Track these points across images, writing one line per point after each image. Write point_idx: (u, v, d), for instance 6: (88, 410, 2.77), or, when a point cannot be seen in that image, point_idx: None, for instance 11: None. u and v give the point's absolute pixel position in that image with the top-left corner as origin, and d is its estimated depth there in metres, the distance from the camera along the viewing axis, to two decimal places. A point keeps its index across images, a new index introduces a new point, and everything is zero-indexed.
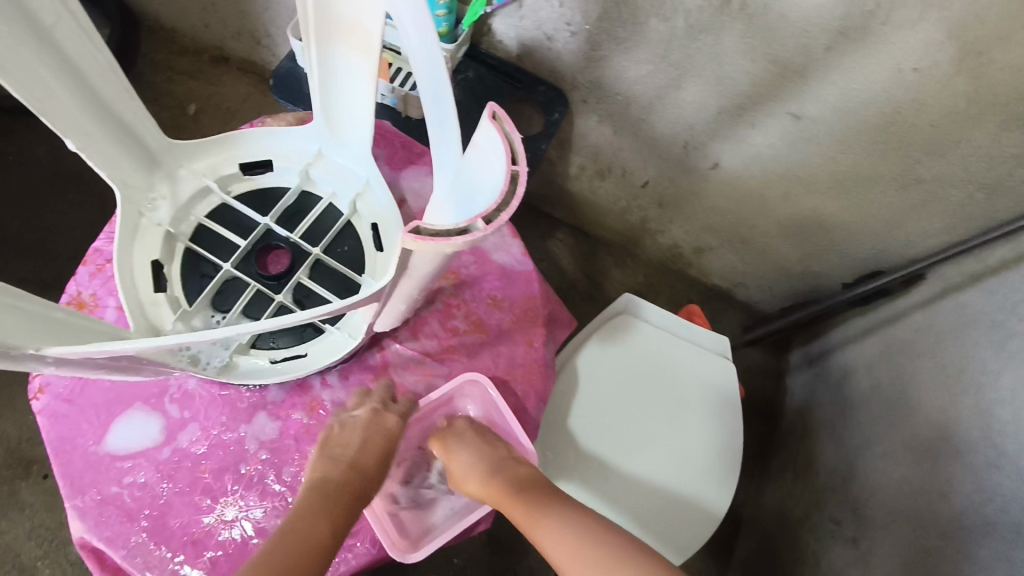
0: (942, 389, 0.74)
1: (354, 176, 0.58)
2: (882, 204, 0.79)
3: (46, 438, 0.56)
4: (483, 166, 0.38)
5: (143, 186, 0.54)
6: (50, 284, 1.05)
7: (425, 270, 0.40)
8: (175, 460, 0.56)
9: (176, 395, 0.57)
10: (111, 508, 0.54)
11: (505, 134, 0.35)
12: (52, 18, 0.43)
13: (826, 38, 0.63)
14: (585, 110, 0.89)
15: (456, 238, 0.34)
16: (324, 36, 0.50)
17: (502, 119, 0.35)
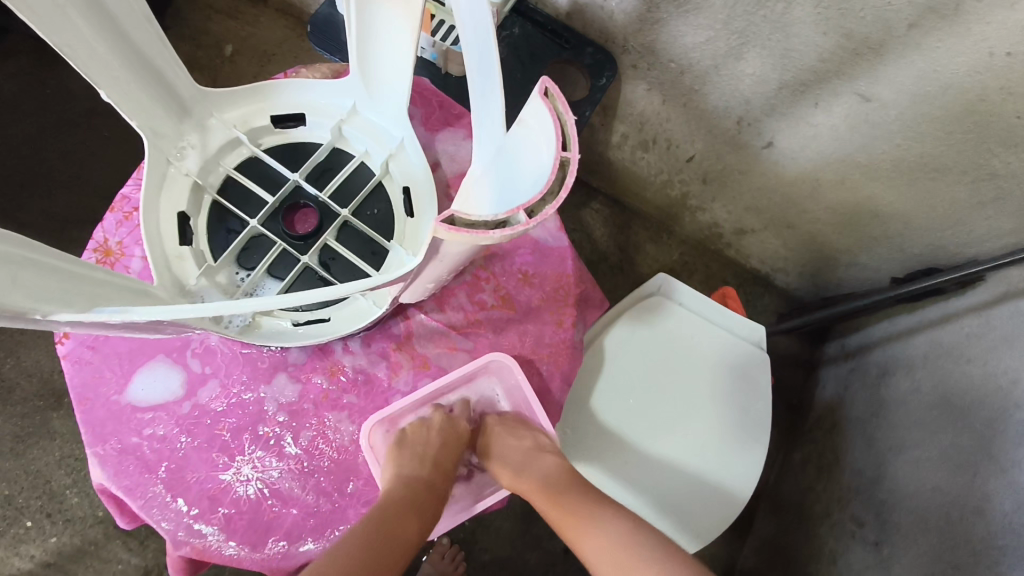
0: (991, 399, 0.70)
1: (388, 136, 0.55)
2: (947, 200, 0.74)
3: (69, 384, 0.56)
4: (530, 144, 0.39)
5: (172, 134, 0.52)
6: (86, 220, 1.06)
7: (455, 255, 0.39)
8: (194, 416, 0.56)
9: (198, 350, 0.57)
10: (130, 458, 0.55)
11: (558, 114, 0.36)
12: None
13: (910, 12, 0.57)
14: (634, 76, 0.85)
15: (495, 229, 0.35)
16: None
17: (553, 97, 0.37)
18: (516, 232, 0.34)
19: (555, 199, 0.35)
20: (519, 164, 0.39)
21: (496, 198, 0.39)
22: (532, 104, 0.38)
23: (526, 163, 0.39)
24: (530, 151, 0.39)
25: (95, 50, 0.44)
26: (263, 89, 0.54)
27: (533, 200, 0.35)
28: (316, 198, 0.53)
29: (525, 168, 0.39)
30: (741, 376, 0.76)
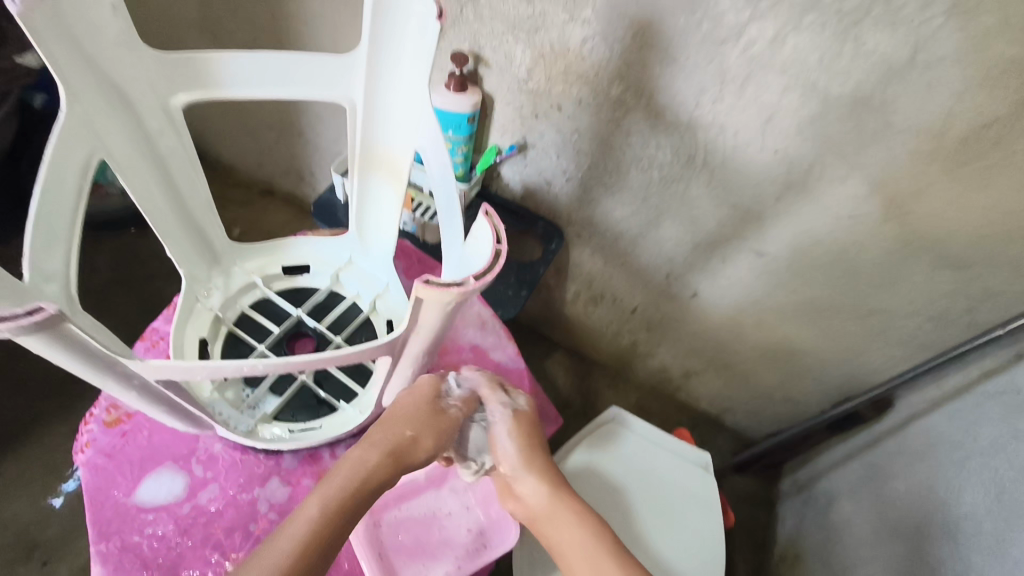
0: (916, 504, 0.78)
1: (376, 281, 0.68)
2: (845, 330, 0.89)
3: (82, 488, 0.61)
4: (478, 250, 0.51)
5: (204, 279, 0.64)
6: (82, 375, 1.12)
7: (431, 326, 0.48)
8: (192, 516, 0.61)
9: (202, 456, 0.64)
10: (130, 556, 0.58)
11: (494, 227, 0.49)
12: (170, 150, 0.59)
13: (775, 189, 0.77)
14: (579, 243, 1.03)
15: (455, 288, 0.43)
16: (365, 169, 0.64)
17: (492, 217, 0.50)
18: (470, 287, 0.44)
19: (495, 270, 0.46)
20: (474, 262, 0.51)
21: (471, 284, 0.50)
22: (478, 224, 0.51)
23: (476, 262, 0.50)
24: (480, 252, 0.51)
25: (157, 207, 0.59)
26: (278, 246, 0.68)
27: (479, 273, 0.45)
28: (315, 328, 0.63)
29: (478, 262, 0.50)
30: (694, 496, 0.82)
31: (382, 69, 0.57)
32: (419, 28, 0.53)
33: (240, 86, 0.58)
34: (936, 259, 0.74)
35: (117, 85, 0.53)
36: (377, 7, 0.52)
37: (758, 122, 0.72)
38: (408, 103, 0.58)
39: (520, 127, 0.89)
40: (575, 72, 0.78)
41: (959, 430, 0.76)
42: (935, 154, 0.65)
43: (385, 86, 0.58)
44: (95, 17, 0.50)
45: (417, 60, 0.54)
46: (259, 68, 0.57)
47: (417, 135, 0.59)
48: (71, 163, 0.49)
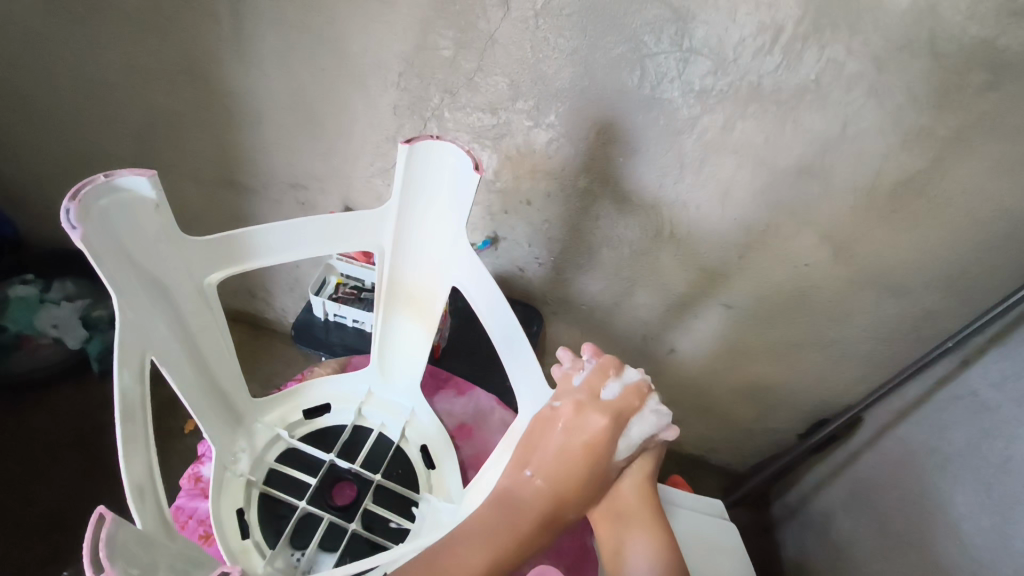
0: (913, 513, 0.85)
1: (400, 408, 0.70)
2: (812, 362, 0.97)
3: None
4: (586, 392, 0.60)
5: (229, 441, 0.62)
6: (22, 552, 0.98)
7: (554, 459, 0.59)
8: None
9: None
10: None
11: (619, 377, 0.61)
12: (200, 325, 0.58)
13: (736, 251, 0.85)
14: (555, 320, 1.06)
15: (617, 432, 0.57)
16: (390, 306, 0.67)
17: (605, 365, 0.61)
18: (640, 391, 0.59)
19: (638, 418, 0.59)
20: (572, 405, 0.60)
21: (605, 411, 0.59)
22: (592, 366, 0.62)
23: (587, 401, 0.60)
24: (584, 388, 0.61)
25: (185, 381, 0.57)
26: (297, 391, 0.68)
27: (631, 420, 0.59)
28: (351, 469, 0.63)
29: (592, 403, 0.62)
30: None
31: (412, 213, 0.61)
32: (451, 177, 0.58)
33: (274, 254, 0.58)
34: (884, 292, 0.83)
35: (155, 276, 0.52)
36: (411, 163, 0.57)
37: (716, 196, 0.79)
38: (437, 238, 0.63)
39: (490, 222, 0.93)
40: (541, 169, 0.83)
41: (933, 437, 0.86)
42: (871, 206, 0.74)
43: (416, 229, 0.62)
44: (137, 213, 0.49)
45: (449, 202, 0.60)
46: (294, 236, 0.57)
47: (449, 264, 0.64)
48: (127, 364, 0.47)
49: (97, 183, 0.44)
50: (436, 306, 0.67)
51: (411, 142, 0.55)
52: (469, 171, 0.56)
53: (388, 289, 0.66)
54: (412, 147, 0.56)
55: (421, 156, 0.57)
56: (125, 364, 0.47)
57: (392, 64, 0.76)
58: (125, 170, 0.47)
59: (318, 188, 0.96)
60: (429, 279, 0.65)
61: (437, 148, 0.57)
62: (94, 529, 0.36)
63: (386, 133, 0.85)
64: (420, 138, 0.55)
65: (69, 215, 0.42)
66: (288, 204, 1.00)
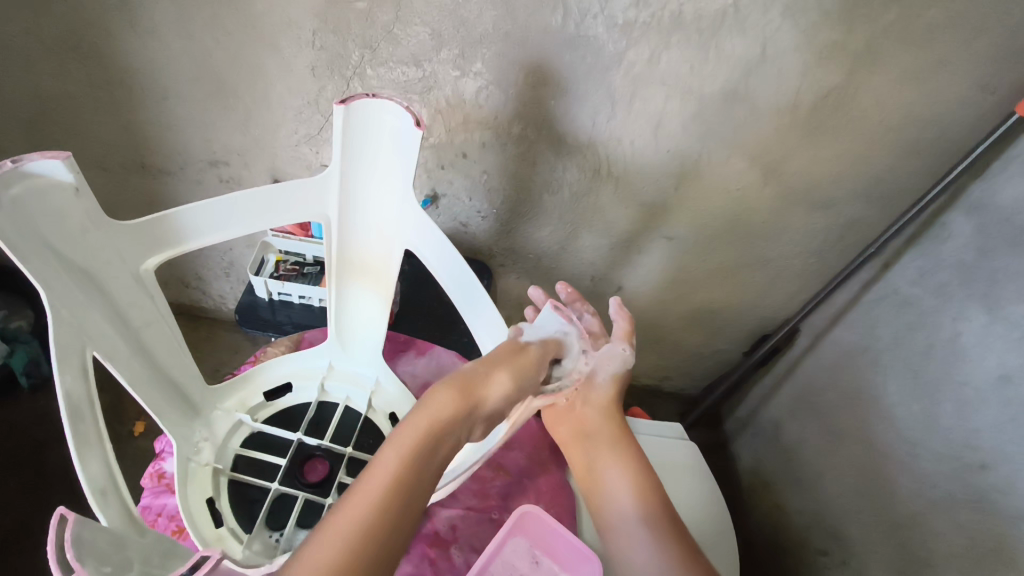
0: (852, 407, 0.92)
1: (365, 379, 0.69)
2: (749, 282, 1.02)
3: None
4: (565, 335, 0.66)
5: (188, 433, 0.60)
6: None
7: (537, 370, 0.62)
8: None
9: None
10: None
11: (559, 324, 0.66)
12: (142, 320, 0.55)
13: (672, 182, 0.87)
14: (504, 272, 1.06)
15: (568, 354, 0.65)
16: (343, 275, 0.65)
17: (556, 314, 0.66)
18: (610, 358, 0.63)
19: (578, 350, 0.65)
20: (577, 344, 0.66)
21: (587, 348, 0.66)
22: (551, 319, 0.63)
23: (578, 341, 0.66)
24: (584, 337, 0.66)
25: (134, 377, 0.54)
26: (254, 373, 0.66)
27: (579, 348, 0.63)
28: (320, 445, 0.61)
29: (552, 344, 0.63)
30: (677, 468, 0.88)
31: (355, 177, 0.59)
32: (392, 137, 0.56)
33: (211, 233, 0.55)
34: (811, 206, 0.88)
35: (85, 271, 0.49)
36: (348, 126, 0.54)
37: (649, 130, 0.80)
38: (384, 200, 0.61)
39: (428, 180, 0.91)
40: (474, 120, 0.81)
41: (864, 336, 0.92)
42: (794, 124, 0.77)
43: (361, 192, 0.60)
44: (58, 205, 0.45)
45: (394, 162, 0.58)
46: (229, 211, 0.54)
47: (400, 227, 0.63)
48: (66, 364, 0.45)
49: (5, 169, 0.40)
50: (391, 271, 0.65)
51: (346, 102, 0.52)
52: (411, 129, 0.54)
53: (339, 258, 0.64)
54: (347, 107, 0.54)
55: (357, 115, 0.54)
56: (64, 365, 0.44)
57: (305, 22, 0.72)
58: (33, 154, 0.42)
59: (241, 164, 0.91)
60: (381, 244, 0.64)
61: (375, 105, 0.54)
62: (58, 530, 0.34)
63: (307, 97, 0.81)
64: (354, 96, 0.53)
65: None
66: (210, 183, 0.95)
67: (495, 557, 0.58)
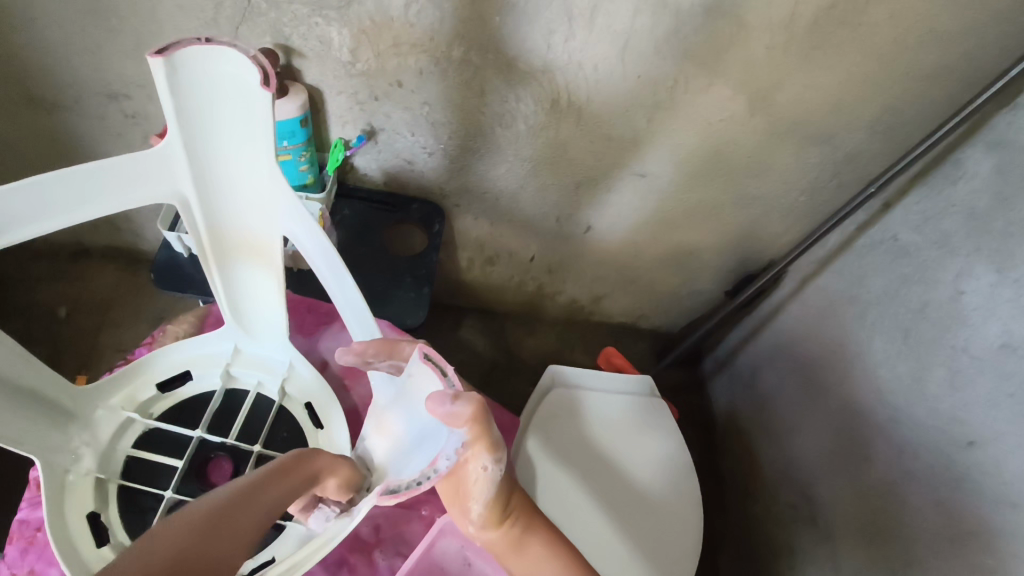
0: (833, 362, 0.85)
1: (276, 363, 0.63)
2: (733, 221, 0.92)
3: None
4: (421, 400, 0.50)
5: (62, 443, 0.53)
6: None
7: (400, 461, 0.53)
8: None
9: None
10: None
11: (441, 371, 0.48)
12: None
13: (645, 113, 0.74)
14: (460, 213, 0.95)
15: (421, 485, 0.45)
16: (223, 260, 0.57)
17: (434, 359, 0.49)
18: (415, 496, 0.45)
19: (456, 440, 0.45)
20: (436, 428, 0.48)
21: (453, 437, 0.45)
22: (423, 373, 0.49)
23: (429, 419, 0.49)
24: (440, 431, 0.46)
25: None
26: (145, 364, 0.59)
27: (441, 461, 0.45)
28: (224, 444, 0.56)
29: (425, 412, 0.50)
30: (627, 424, 0.83)
31: (206, 146, 0.50)
32: (240, 98, 0.47)
33: (24, 226, 0.45)
34: (803, 140, 0.76)
35: None
36: (179, 84, 0.45)
37: (616, 52, 0.67)
38: (249, 171, 0.52)
39: (361, 114, 0.78)
40: (406, 42, 0.68)
41: (852, 285, 0.83)
42: (790, 44, 0.64)
43: (220, 164, 0.51)
44: None
45: (250, 125, 0.49)
46: (42, 194, 0.44)
47: (275, 202, 0.54)
48: None
49: None
50: (275, 251, 0.57)
51: (165, 54, 0.43)
52: (258, 88, 0.46)
53: (212, 242, 0.56)
54: (171, 60, 0.44)
55: (188, 71, 0.45)
56: None
57: None
58: None
59: (143, 96, 0.78)
60: (260, 222, 0.55)
61: (205, 56, 0.45)
62: None
63: (202, 16, 0.67)
64: (178, 45, 0.44)
65: None
66: (114, 119, 0.82)
67: (425, 557, 0.62)
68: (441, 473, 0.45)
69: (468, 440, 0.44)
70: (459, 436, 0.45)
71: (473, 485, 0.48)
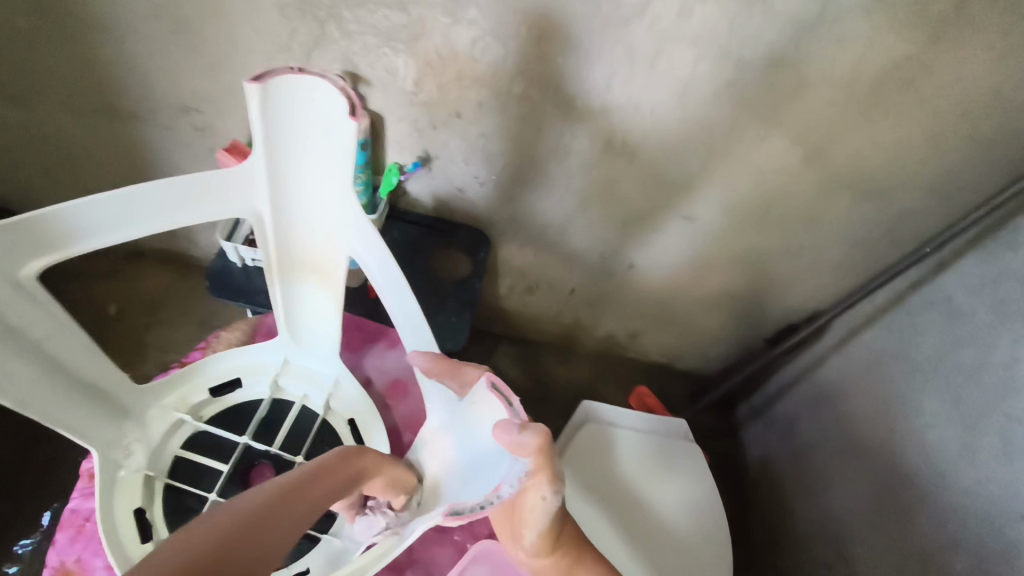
0: (876, 420, 0.83)
1: (324, 377, 0.64)
2: (778, 269, 0.91)
3: None
4: (484, 426, 0.51)
5: (116, 437, 0.55)
6: None
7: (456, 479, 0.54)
8: None
9: None
10: None
11: (506, 401, 0.49)
12: (40, 330, 0.47)
13: (699, 157, 0.75)
14: (505, 241, 0.97)
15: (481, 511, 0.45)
16: (287, 274, 0.60)
17: (500, 387, 0.50)
18: (477, 519, 0.45)
19: (518, 470, 0.45)
20: (497, 455, 0.48)
21: (517, 466, 0.45)
22: (488, 400, 0.50)
23: (492, 444, 0.49)
24: (504, 458, 0.47)
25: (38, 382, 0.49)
26: (199, 368, 0.61)
27: (503, 488, 0.45)
28: (268, 453, 0.57)
29: (485, 438, 0.51)
30: (660, 466, 0.82)
31: (286, 167, 0.52)
32: (325, 123, 0.50)
33: (109, 232, 0.47)
34: (857, 194, 0.75)
35: None
36: (270, 108, 0.48)
37: (674, 97, 0.68)
38: (323, 192, 0.55)
39: (419, 140, 0.80)
40: (469, 76, 0.70)
41: (901, 344, 0.82)
42: (851, 99, 0.64)
43: (297, 184, 0.54)
44: None
45: (331, 148, 0.51)
46: (131, 205, 0.47)
47: (344, 222, 0.56)
48: None
49: None
50: (339, 269, 0.59)
51: (263, 80, 0.45)
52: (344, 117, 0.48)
53: (280, 257, 0.58)
54: (266, 86, 0.47)
55: (280, 96, 0.48)
56: None
57: None
58: None
59: (213, 110, 0.82)
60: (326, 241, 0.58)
61: (298, 83, 0.47)
62: None
63: (278, 40, 0.70)
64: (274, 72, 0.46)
65: None
66: (183, 130, 0.87)
67: None
68: (503, 500, 0.45)
69: (531, 471, 0.44)
70: (522, 466, 0.45)
71: (530, 513, 0.49)
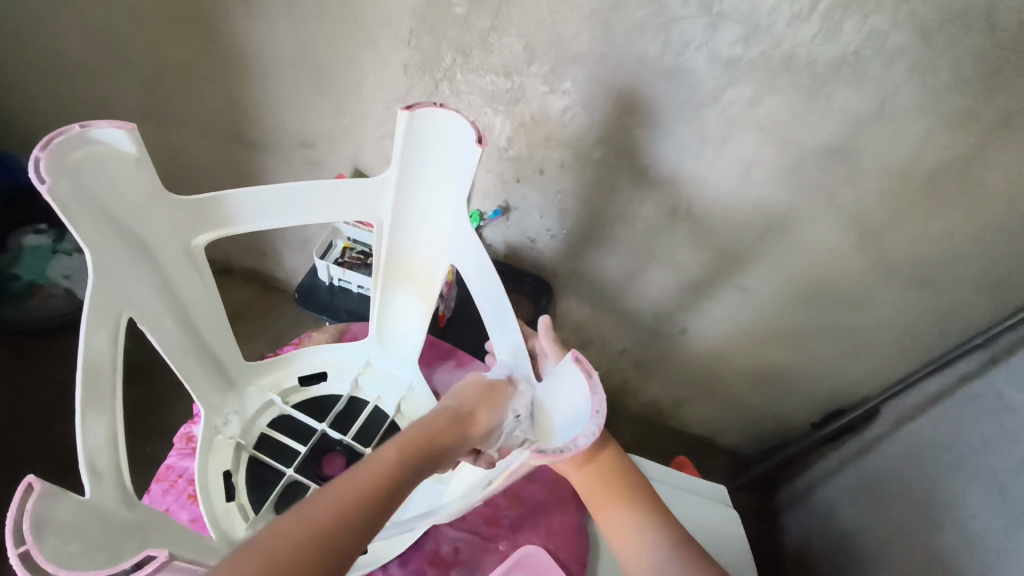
0: (920, 510, 0.82)
1: (399, 382, 0.71)
2: (828, 350, 0.94)
3: None
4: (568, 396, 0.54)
5: (219, 404, 0.65)
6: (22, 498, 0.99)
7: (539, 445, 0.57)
8: None
9: None
10: None
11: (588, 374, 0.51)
12: (188, 294, 0.60)
13: (757, 232, 0.80)
14: (566, 294, 1.03)
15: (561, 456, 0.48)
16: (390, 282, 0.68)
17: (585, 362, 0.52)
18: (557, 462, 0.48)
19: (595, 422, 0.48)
20: (577, 417, 0.51)
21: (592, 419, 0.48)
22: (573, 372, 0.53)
23: (574, 411, 0.53)
24: (584, 416, 0.50)
25: (166, 341, 0.58)
26: (293, 359, 0.70)
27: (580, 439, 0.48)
28: (341, 440, 0.64)
29: (568, 407, 0.54)
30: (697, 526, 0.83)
31: (409, 188, 0.61)
32: (450, 153, 0.58)
33: (264, 219, 0.58)
34: (909, 283, 0.79)
35: (140, 237, 0.53)
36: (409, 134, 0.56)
37: (739, 174, 0.75)
38: (435, 214, 0.63)
39: (501, 192, 0.90)
40: (555, 139, 0.80)
41: (948, 436, 0.82)
42: (906, 191, 0.69)
43: (416, 204, 0.62)
44: (121, 175, 0.50)
45: (452, 176, 0.59)
46: (284, 198, 0.57)
47: (448, 242, 0.64)
48: (100, 327, 0.47)
49: (71, 134, 0.44)
50: (436, 283, 0.67)
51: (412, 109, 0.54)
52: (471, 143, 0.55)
53: (387, 266, 0.67)
54: (412, 114, 0.55)
55: (420, 127, 0.56)
56: (97, 326, 0.47)
57: (403, 22, 0.73)
58: (102, 122, 0.47)
59: (327, 148, 0.94)
60: (428, 257, 0.66)
61: (435, 116, 0.56)
62: (21, 500, 0.34)
63: (396, 93, 0.82)
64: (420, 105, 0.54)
65: (39, 165, 0.42)
66: (298, 163, 0.99)
67: None
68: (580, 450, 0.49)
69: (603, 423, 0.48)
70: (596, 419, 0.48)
71: None
